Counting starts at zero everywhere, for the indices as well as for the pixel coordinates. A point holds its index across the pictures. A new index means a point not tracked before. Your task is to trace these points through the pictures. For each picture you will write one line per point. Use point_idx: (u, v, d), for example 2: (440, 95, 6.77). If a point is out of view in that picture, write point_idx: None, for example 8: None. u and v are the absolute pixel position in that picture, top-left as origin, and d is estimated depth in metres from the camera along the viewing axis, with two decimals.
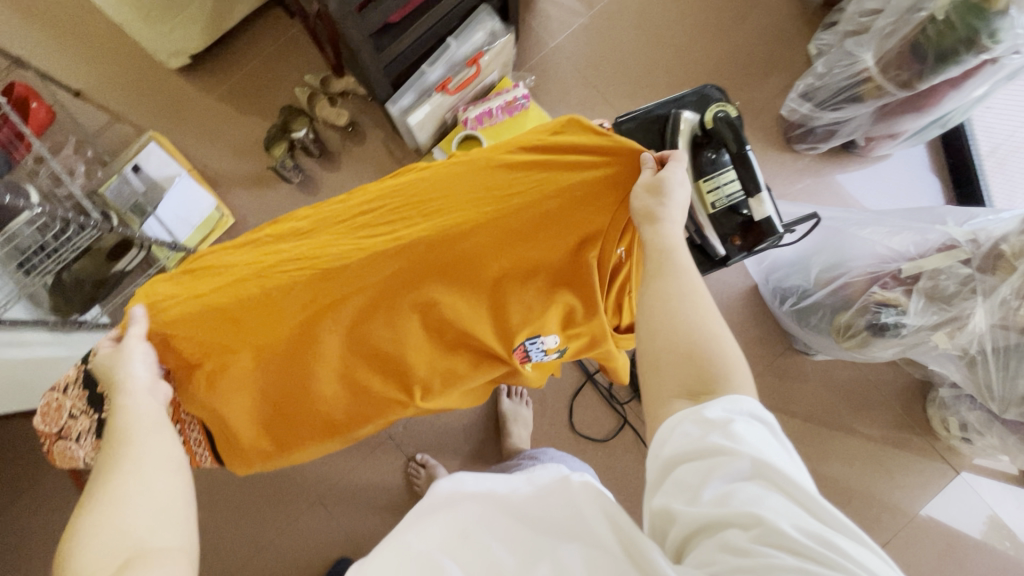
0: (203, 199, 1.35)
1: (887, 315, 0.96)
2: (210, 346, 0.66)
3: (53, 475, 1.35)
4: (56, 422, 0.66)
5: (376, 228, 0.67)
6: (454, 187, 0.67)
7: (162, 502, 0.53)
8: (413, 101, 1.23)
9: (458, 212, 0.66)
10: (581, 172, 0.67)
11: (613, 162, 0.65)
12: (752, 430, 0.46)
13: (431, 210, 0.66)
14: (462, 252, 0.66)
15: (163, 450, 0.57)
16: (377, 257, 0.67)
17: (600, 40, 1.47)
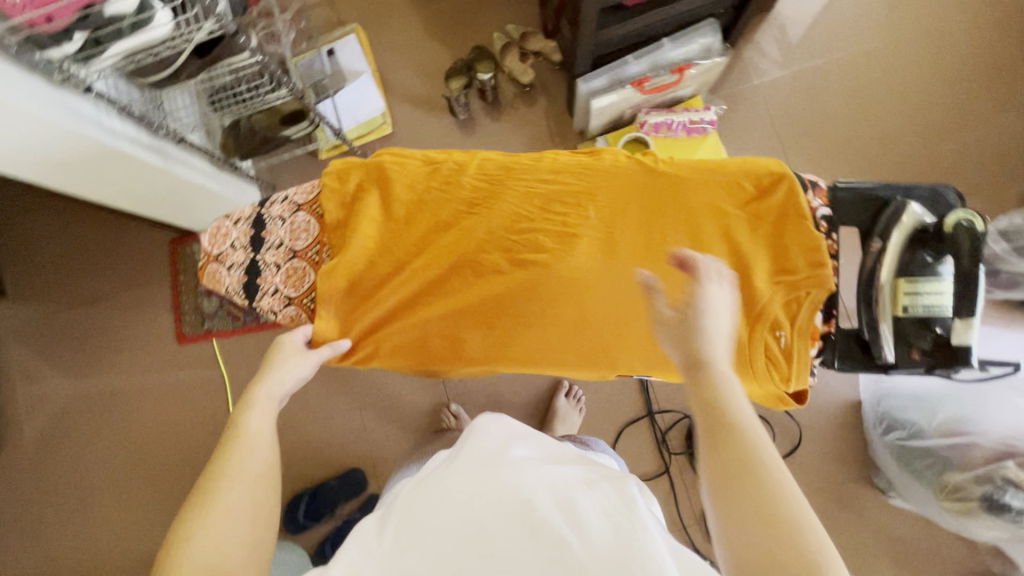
0: (374, 102, 1.41)
1: (1011, 496, 0.88)
2: (359, 235, 0.68)
3: (159, 285, 1.50)
4: (218, 246, 0.72)
5: (556, 197, 0.67)
6: (640, 194, 0.67)
7: (257, 505, 0.52)
8: (603, 86, 1.21)
9: (637, 217, 0.67)
10: (771, 227, 0.65)
11: (807, 229, 0.63)
12: None
13: (608, 207, 0.67)
14: (619, 257, 0.66)
15: (267, 458, 0.55)
16: (542, 223, 0.67)
17: (804, 96, 1.39)
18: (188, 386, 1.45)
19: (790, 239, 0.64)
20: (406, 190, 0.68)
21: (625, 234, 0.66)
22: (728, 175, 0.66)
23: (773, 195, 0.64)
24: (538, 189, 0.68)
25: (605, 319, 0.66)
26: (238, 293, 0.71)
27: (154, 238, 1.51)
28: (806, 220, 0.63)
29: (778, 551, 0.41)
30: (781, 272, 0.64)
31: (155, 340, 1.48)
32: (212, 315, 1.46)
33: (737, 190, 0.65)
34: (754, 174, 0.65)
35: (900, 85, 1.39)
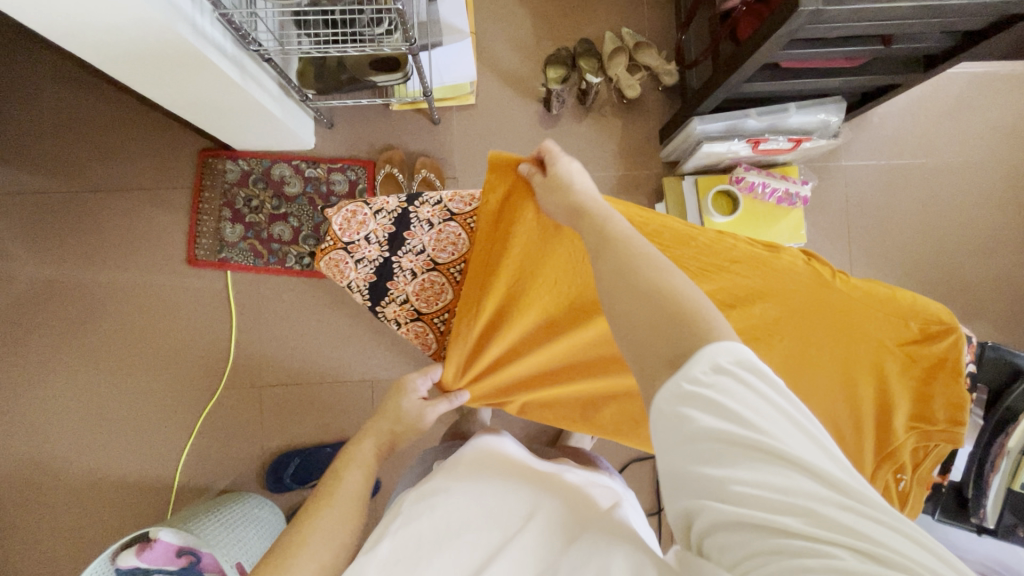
0: (465, 70, 1.29)
1: None
2: (510, 284, 0.64)
3: (175, 196, 1.34)
4: (347, 232, 0.64)
5: (726, 293, 0.66)
6: (806, 312, 0.65)
7: (345, 521, 0.62)
8: (718, 132, 1.17)
9: (796, 336, 0.66)
10: (924, 379, 0.64)
11: (961, 399, 0.62)
12: (755, 404, 0.41)
13: (769, 317, 0.66)
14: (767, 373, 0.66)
15: (354, 491, 0.65)
16: None
17: (883, 192, 1.41)
18: (188, 310, 1.33)
19: (938, 397, 0.63)
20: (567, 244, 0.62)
21: (778, 351, 0.66)
22: (900, 317, 0.64)
23: (941, 350, 0.63)
24: (705, 281, 0.66)
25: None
26: (362, 291, 0.65)
27: (183, 140, 1.34)
28: (961, 370, 0.62)
29: (669, 395, 0.43)
30: (918, 425, 0.65)
31: (159, 255, 1.34)
32: (233, 245, 1.33)
33: (906, 335, 0.64)
34: (926, 323, 0.63)
35: (971, 207, 1.42)
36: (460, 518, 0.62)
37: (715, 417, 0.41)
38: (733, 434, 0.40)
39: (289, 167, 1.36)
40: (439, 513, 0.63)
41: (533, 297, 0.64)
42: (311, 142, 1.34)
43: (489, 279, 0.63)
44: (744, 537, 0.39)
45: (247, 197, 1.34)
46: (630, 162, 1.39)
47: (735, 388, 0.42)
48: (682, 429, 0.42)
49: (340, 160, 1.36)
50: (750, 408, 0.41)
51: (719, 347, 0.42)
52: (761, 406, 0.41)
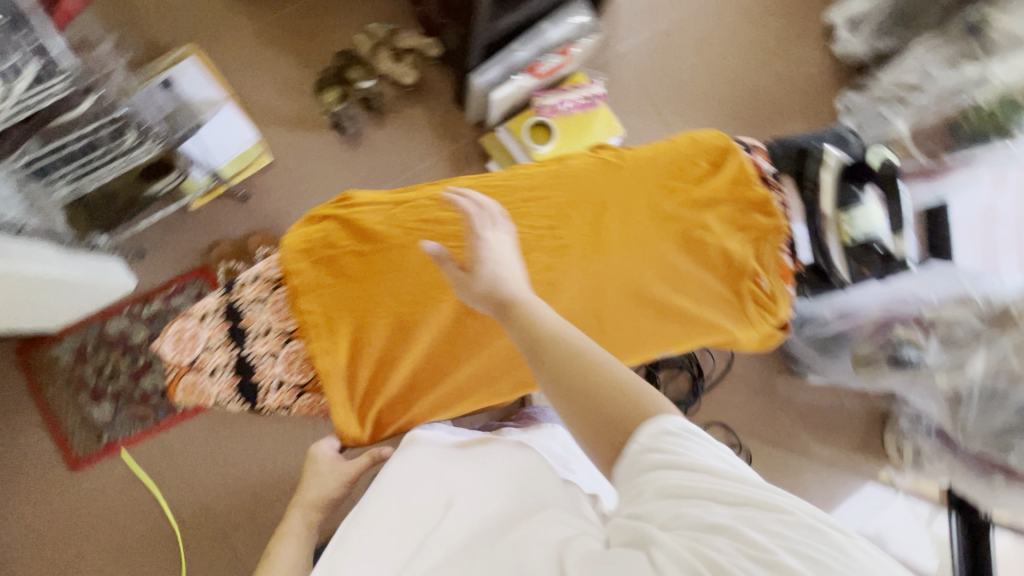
0: (244, 132, 1.24)
1: (907, 350, 1.12)
2: (342, 305, 0.62)
3: (17, 410, 1.19)
4: (187, 353, 0.61)
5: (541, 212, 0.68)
6: (615, 190, 0.70)
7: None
8: (497, 77, 1.21)
9: (615, 212, 0.69)
10: (727, 192, 0.71)
11: (757, 192, 0.71)
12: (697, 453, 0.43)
13: (592, 213, 0.69)
14: (617, 257, 0.69)
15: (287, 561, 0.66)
16: (534, 243, 0.67)
17: (661, 56, 1.54)
18: (101, 514, 1.19)
19: (745, 201, 0.71)
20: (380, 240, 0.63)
21: (616, 234, 0.69)
22: (684, 156, 0.72)
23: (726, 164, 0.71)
24: (520, 207, 0.68)
25: (621, 320, 0.70)
26: (234, 399, 0.61)
27: None
28: (755, 180, 0.72)
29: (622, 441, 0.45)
30: (750, 232, 0.72)
31: (34, 477, 1.18)
32: (111, 423, 1.21)
33: (697, 168, 0.71)
34: (701, 152, 0.72)
35: (732, 34, 1.60)
36: (391, 522, 0.64)
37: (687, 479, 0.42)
38: (691, 476, 0.42)
39: (124, 318, 1.24)
40: (370, 522, 0.65)
41: (372, 304, 0.62)
42: (133, 282, 1.22)
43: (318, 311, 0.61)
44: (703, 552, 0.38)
45: (96, 368, 1.22)
46: (445, 141, 1.40)
47: (686, 447, 0.43)
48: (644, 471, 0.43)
49: (173, 283, 1.25)
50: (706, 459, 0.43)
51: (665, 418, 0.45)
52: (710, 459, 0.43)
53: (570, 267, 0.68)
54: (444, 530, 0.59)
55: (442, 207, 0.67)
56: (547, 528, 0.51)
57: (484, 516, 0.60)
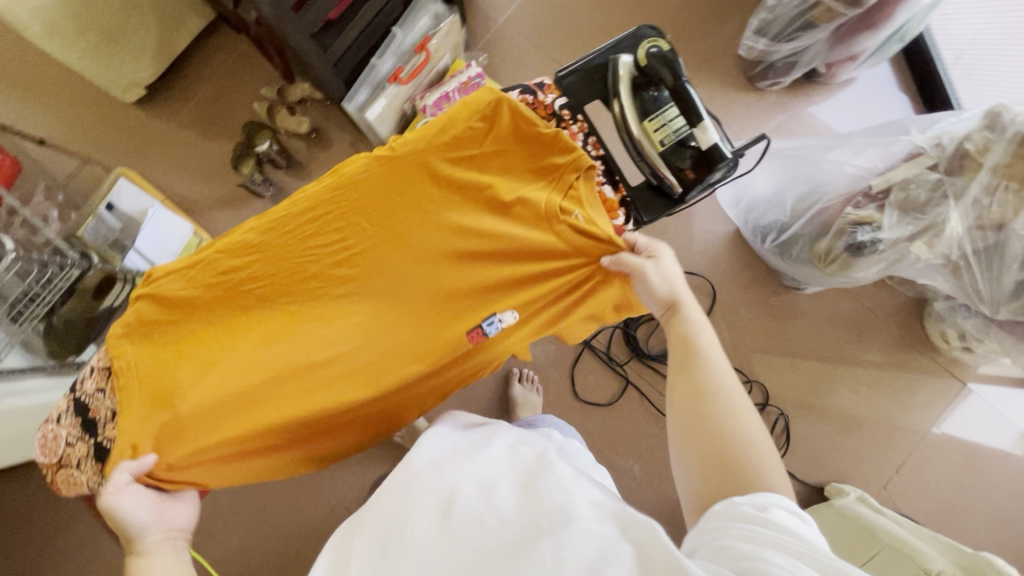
0: (181, 227, 1.35)
1: (862, 234, 0.96)
2: (169, 369, 0.67)
3: (76, 518, 1.37)
4: (55, 452, 0.68)
5: (329, 228, 0.69)
6: (398, 183, 0.69)
7: None
8: (368, 97, 1.23)
9: (400, 203, 0.69)
10: (507, 145, 0.69)
11: (540, 131, 0.67)
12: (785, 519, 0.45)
13: (381, 214, 0.69)
14: (415, 245, 0.70)
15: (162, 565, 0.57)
16: (330, 257, 0.69)
17: (549, 8, 1.46)
18: None
19: (534, 146, 0.68)
20: (188, 303, 0.69)
21: (408, 225, 0.70)
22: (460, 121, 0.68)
23: (499, 117, 0.67)
24: (308, 230, 0.69)
25: (437, 305, 0.71)
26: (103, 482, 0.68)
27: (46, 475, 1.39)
28: (538, 124, 0.68)
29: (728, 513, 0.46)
30: (547, 177, 0.70)
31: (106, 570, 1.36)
32: None
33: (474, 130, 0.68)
34: (476, 106, 0.67)
35: None
36: (387, 529, 0.56)
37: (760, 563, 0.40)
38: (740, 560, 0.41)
39: None
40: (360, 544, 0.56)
41: (192, 361, 0.67)
42: None
43: (143, 381, 0.66)
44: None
45: None
46: None
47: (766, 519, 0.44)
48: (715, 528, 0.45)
49: None
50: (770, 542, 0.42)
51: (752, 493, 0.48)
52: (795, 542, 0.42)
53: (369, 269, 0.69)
54: (437, 532, 0.53)
55: (234, 257, 0.68)
56: (580, 549, 0.46)
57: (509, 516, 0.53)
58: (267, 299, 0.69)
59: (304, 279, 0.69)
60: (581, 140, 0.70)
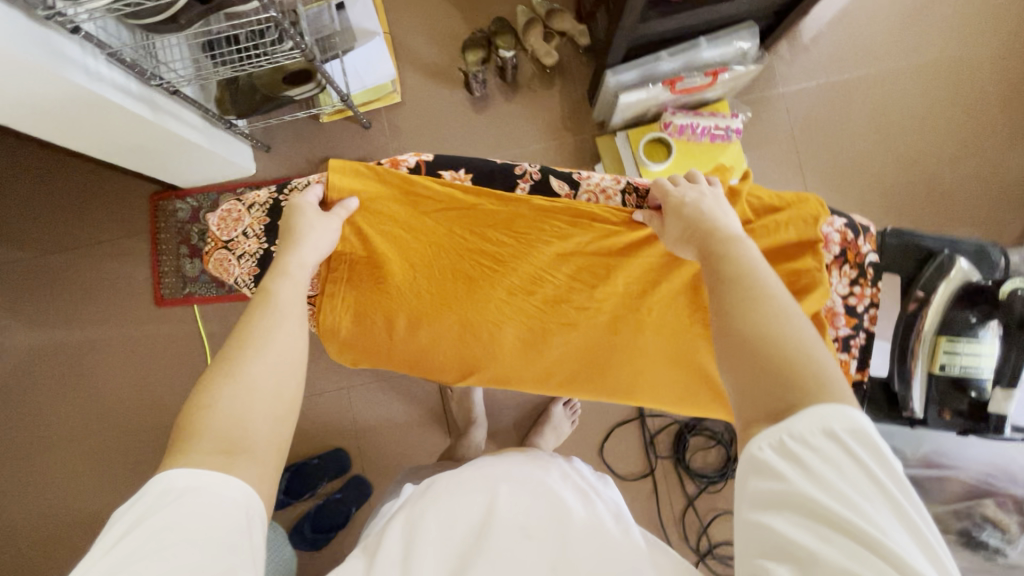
0: (383, 68, 1.31)
1: (988, 535, 0.94)
2: (374, 279, 0.66)
3: (136, 240, 1.41)
4: (227, 232, 0.66)
5: (588, 268, 0.65)
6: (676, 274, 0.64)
7: (274, 392, 0.50)
8: (632, 81, 1.15)
9: (665, 291, 0.65)
10: (802, 315, 0.61)
11: (824, 333, 0.61)
12: (854, 478, 0.39)
13: (648, 283, 0.65)
14: (644, 336, 0.67)
15: (288, 337, 0.53)
16: (567, 291, 0.66)
17: (827, 110, 1.38)
18: (165, 348, 1.38)
19: (813, 332, 0.62)
20: (422, 231, 0.64)
21: (657, 317, 0.66)
22: (778, 256, 0.63)
23: (803, 285, 0.61)
24: (569, 258, 0.65)
25: (623, 381, 0.71)
26: (249, 285, 0.66)
27: (134, 187, 1.41)
28: (825, 329, 0.62)
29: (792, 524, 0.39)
30: None
31: (130, 299, 1.40)
32: (195, 279, 1.38)
33: (779, 276, 0.62)
34: (796, 246, 0.62)
35: (921, 109, 1.39)
36: (460, 519, 0.62)
37: (821, 533, 0.38)
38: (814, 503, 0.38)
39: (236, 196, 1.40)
40: (437, 517, 0.63)
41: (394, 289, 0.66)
42: (251, 167, 1.38)
43: (352, 269, 0.65)
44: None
45: (202, 232, 1.39)
46: (562, 130, 1.39)
47: (832, 454, 0.39)
48: (763, 492, 0.41)
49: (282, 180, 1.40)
50: (829, 480, 0.39)
51: (818, 414, 0.41)
52: (860, 503, 0.38)
53: (605, 317, 0.67)
54: (507, 538, 0.59)
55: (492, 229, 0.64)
56: None
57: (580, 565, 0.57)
58: (490, 284, 0.66)
59: (532, 294, 0.67)
60: (864, 307, 0.63)
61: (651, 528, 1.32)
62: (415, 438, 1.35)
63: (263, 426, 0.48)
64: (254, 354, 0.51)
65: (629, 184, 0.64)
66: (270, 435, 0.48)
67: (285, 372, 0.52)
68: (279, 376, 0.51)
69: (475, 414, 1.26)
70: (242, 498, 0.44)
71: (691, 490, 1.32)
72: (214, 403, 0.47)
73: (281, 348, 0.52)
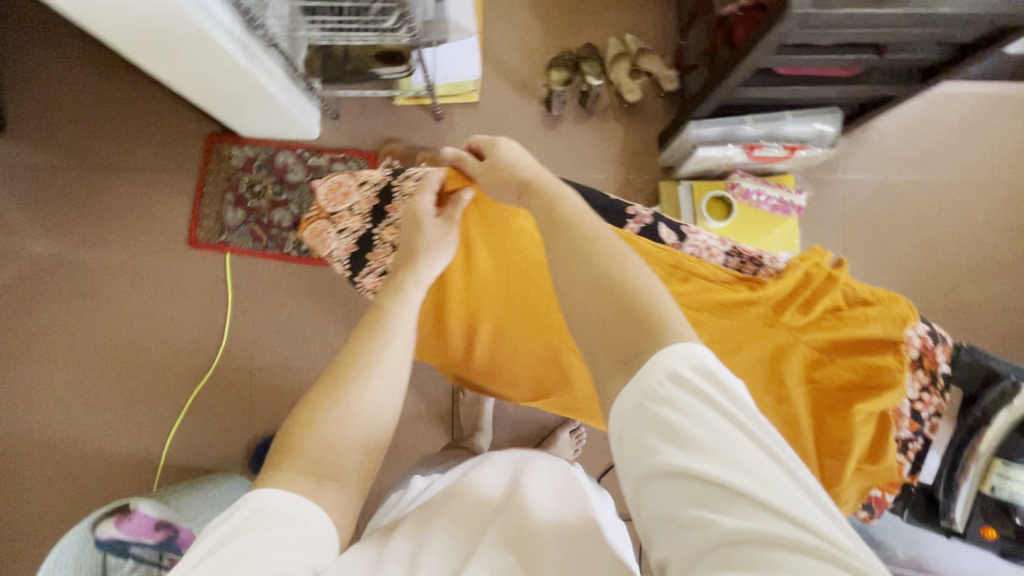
0: (471, 67, 1.33)
1: None
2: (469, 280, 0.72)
3: (183, 176, 1.39)
4: (335, 204, 0.71)
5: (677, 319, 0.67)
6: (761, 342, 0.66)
7: (367, 418, 0.56)
8: (712, 138, 1.18)
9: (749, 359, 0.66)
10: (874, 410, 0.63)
11: (890, 431, 0.63)
12: (709, 431, 0.43)
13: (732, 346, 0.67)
14: None
15: (389, 365, 0.58)
16: None
17: (881, 206, 1.41)
18: (188, 289, 1.36)
19: (880, 427, 0.63)
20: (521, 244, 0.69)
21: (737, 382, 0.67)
22: (860, 347, 0.65)
23: (879, 380, 0.63)
24: None
25: None
26: (342, 258, 0.70)
27: (193, 123, 1.40)
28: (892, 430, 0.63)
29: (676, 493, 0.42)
30: (864, 467, 0.63)
31: (163, 233, 1.38)
32: (234, 229, 1.37)
33: (856, 367, 0.64)
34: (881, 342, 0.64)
35: (977, 226, 1.40)
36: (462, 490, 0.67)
37: (698, 496, 0.41)
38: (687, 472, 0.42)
39: (293, 156, 1.39)
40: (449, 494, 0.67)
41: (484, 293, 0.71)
42: (315, 131, 1.38)
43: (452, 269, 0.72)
44: (717, 547, 0.40)
45: (250, 183, 1.38)
46: (626, 165, 1.41)
47: (681, 408, 0.44)
48: (642, 468, 0.44)
49: (343, 151, 1.40)
50: (697, 443, 0.42)
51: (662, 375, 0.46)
52: (714, 447, 0.42)
53: None
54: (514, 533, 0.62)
55: None
56: None
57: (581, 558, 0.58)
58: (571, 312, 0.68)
59: None
60: (928, 413, 0.65)
61: None
62: (417, 434, 1.34)
63: (349, 460, 0.54)
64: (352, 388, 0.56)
65: (733, 248, 0.68)
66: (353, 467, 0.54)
67: (375, 412, 0.56)
68: (375, 403, 0.56)
69: (486, 423, 1.26)
70: (323, 525, 0.49)
71: None
72: (313, 429, 0.54)
73: (381, 376, 0.57)
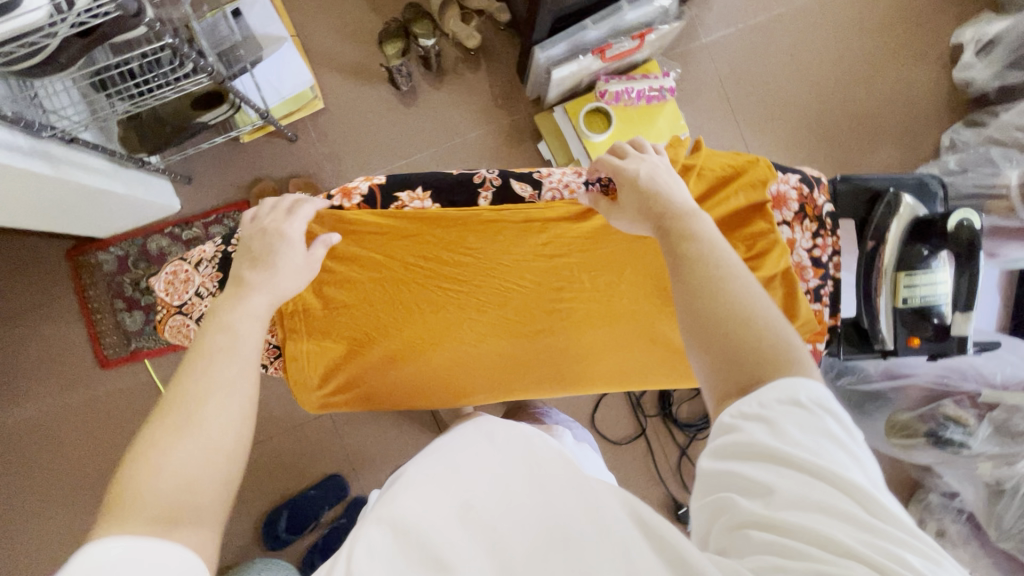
0: (300, 75, 1.23)
1: (952, 432, 1.01)
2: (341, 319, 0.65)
3: (61, 305, 1.28)
4: (179, 296, 0.66)
5: (546, 271, 0.65)
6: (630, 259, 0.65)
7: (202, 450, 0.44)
8: (562, 55, 1.14)
9: (624, 277, 0.65)
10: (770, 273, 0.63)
11: (797, 290, 0.63)
12: (790, 419, 0.42)
13: (608, 275, 0.65)
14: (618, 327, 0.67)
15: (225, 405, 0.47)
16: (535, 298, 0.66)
17: (749, 54, 1.40)
18: (121, 411, 1.28)
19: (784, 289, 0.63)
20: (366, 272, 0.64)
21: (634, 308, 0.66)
22: (734, 221, 0.64)
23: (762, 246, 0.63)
24: (528, 266, 0.65)
25: (609, 372, 0.72)
26: None
27: (46, 248, 1.28)
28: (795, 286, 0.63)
29: (742, 460, 0.43)
30: None
31: (66, 368, 1.28)
32: (139, 334, 1.29)
33: (738, 243, 0.64)
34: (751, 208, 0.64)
35: (833, 41, 1.43)
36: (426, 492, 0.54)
37: (777, 474, 0.41)
38: (771, 460, 0.41)
39: (164, 238, 1.30)
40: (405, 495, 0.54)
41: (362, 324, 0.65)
42: (176, 204, 1.28)
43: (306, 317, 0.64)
44: (781, 522, 0.39)
45: (134, 281, 1.29)
46: (498, 113, 1.36)
47: (792, 413, 0.43)
48: (722, 446, 0.44)
49: (211, 212, 1.30)
50: (789, 439, 0.41)
51: (804, 386, 0.44)
52: (802, 443, 0.41)
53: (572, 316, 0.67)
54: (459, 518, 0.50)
55: (443, 250, 0.64)
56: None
57: (526, 518, 0.50)
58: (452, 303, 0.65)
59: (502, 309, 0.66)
60: (827, 255, 0.66)
61: (652, 484, 1.37)
62: (407, 450, 1.32)
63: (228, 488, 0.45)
64: (212, 408, 0.46)
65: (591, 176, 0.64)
66: (219, 499, 0.44)
67: (241, 424, 0.47)
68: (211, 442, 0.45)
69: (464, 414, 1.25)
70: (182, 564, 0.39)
71: (683, 441, 1.38)
72: (155, 466, 0.42)
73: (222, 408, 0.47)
